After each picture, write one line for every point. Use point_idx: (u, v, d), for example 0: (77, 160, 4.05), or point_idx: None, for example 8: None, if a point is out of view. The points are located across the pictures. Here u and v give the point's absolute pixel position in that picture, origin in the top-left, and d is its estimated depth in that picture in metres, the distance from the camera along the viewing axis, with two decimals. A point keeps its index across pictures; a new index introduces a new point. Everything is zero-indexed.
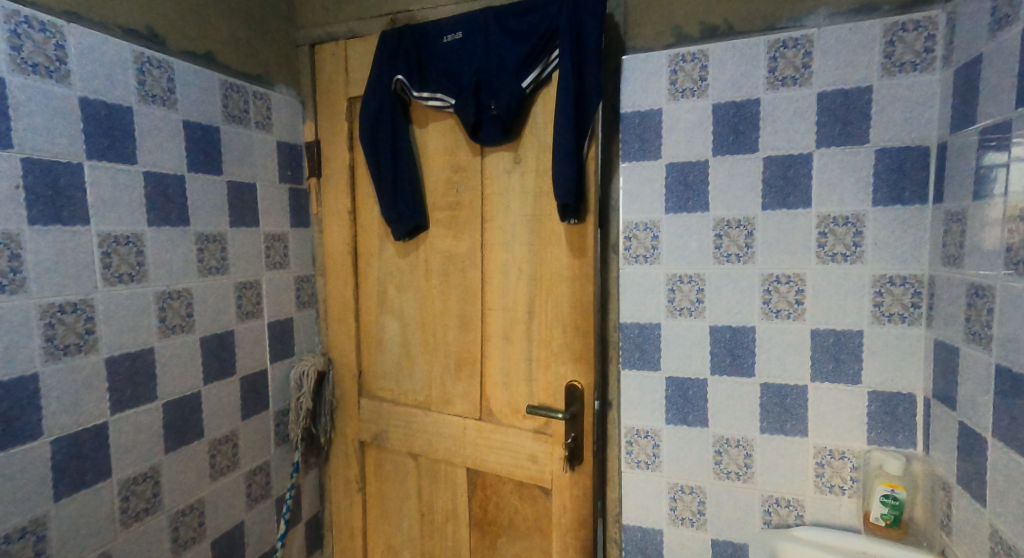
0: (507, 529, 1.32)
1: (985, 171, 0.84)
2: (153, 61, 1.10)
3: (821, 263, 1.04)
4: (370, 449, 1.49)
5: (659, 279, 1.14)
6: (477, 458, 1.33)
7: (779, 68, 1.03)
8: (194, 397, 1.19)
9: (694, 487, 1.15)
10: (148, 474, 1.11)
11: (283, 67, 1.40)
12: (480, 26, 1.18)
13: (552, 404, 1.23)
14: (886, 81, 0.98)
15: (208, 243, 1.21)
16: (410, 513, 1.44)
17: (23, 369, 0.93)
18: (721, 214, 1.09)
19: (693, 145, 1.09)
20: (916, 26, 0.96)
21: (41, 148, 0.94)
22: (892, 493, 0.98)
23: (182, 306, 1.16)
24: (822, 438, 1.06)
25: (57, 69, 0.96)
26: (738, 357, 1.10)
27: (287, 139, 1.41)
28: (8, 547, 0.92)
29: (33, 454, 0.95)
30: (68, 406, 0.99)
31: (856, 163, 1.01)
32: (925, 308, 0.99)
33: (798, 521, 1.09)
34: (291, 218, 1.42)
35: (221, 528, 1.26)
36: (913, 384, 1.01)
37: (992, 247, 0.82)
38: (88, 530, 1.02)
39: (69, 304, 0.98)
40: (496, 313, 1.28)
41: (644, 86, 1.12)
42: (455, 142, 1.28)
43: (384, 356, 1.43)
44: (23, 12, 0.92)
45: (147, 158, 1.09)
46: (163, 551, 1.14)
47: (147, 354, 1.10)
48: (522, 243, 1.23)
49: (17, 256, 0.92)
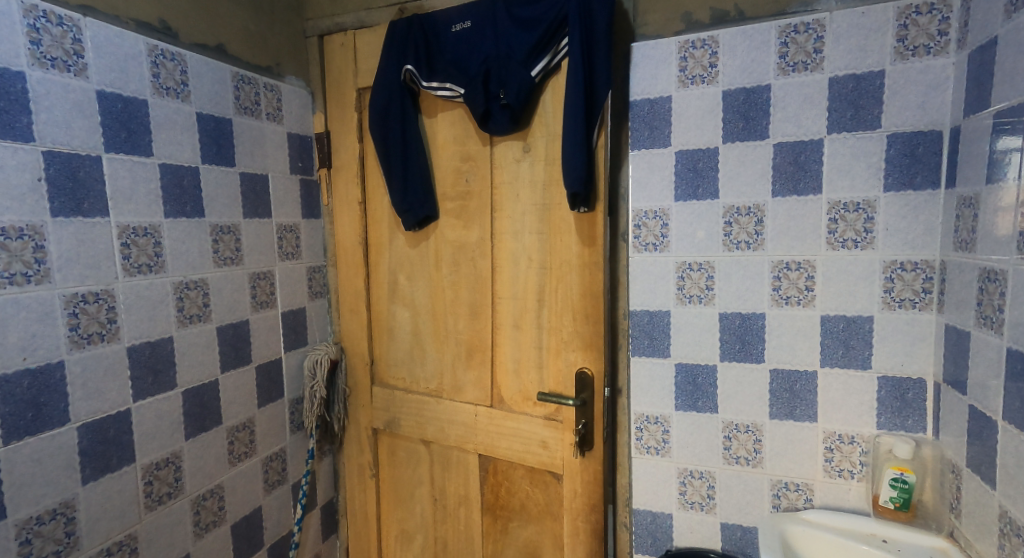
0: (519, 513, 1.34)
1: (999, 155, 0.84)
2: (167, 54, 1.11)
3: (832, 249, 1.04)
4: (383, 437, 1.51)
5: (669, 267, 1.14)
6: (490, 445, 1.35)
7: (790, 53, 1.03)
8: (212, 385, 1.22)
9: (702, 472, 1.16)
10: (169, 460, 1.14)
11: (292, 58, 1.41)
12: (489, 14, 1.18)
13: (562, 391, 1.25)
14: (898, 65, 0.97)
15: (223, 234, 1.23)
16: (423, 498, 1.47)
17: (49, 357, 0.96)
18: (731, 202, 1.09)
19: (703, 131, 1.09)
20: (930, 10, 0.95)
21: (61, 141, 0.96)
22: (901, 477, 0.99)
23: (199, 296, 1.19)
24: (831, 423, 1.07)
25: (74, 63, 0.98)
26: (748, 343, 1.11)
27: (297, 131, 1.42)
28: (41, 528, 0.96)
29: (60, 440, 0.97)
30: (92, 394, 1.01)
31: (866, 149, 1.01)
32: (936, 294, 0.99)
33: (807, 505, 1.10)
34: (302, 210, 1.44)
35: (240, 512, 1.29)
36: (923, 369, 1.01)
37: (1005, 232, 0.82)
38: (113, 513, 1.05)
39: (91, 294, 1.01)
40: (507, 301, 1.29)
41: (654, 74, 1.12)
42: (464, 131, 1.28)
43: (396, 345, 1.45)
44: (41, 7, 0.94)
45: (162, 151, 1.11)
46: (186, 534, 1.17)
47: (167, 343, 1.13)
48: (532, 232, 1.24)
49: (41, 248, 0.94)
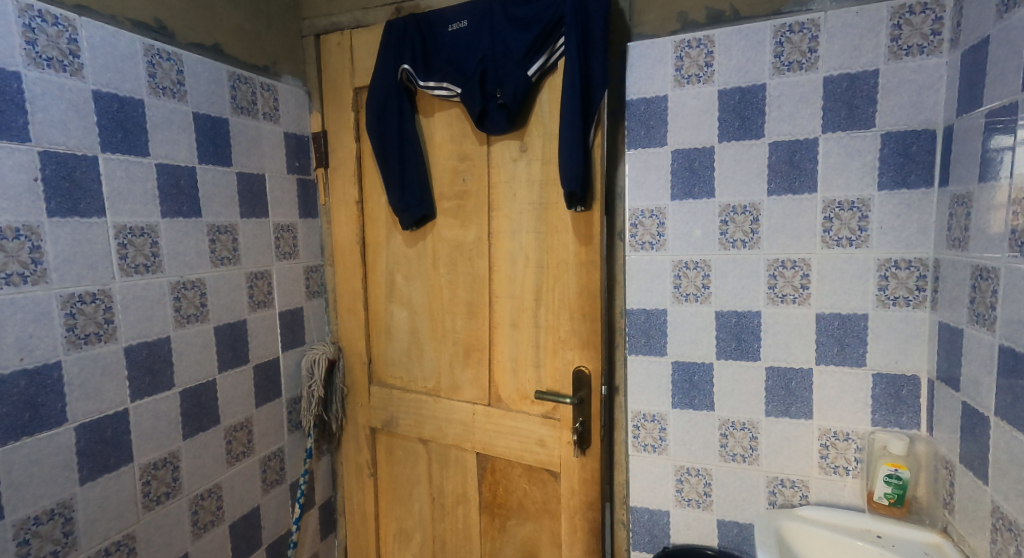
0: (517, 511, 1.35)
1: (992, 153, 0.84)
2: (163, 54, 1.11)
3: (826, 247, 1.05)
4: (381, 436, 1.51)
5: (665, 265, 1.15)
6: (487, 443, 1.35)
7: (785, 53, 1.04)
8: (209, 385, 1.22)
9: (699, 470, 1.17)
10: (167, 459, 1.14)
11: (288, 58, 1.41)
12: (485, 14, 1.18)
13: (560, 390, 1.25)
14: (892, 65, 0.98)
15: (220, 234, 1.23)
16: (421, 497, 1.47)
17: (46, 357, 0.96)
18: (726, 200, 1.10)
19: (699, 131, 1.10)
20: (924, 9, 0.96)
21: (57, 141, 0.96)
22: (896, 473, 1.00)
23: (196, 296, 1.19)
24: (826, 421, 1.08)
25: (70, 63, 0.97)
26: (744, 342, 1.11)
27: (294, 130, 1.42)
28: (38, 528, 0.96)
29: (57, 440, 0.97)
30: (90, 394, 1.01)
31: (862, 148, 1.01)
32: (930, 292, 1.00)
33: (803, 501, 1.10)
34: (299, 209, 1.44)
35: (238, 511, 1.30)
36: (917, 366, 1.02)
37: (997, 230, 0.83)
38: (111, 514, 1.05)
39: (88, 294, 1.01)
40: (504, 300, 1.29)
41: (650, 74, 1.12)
42: (461, 131, 1.29)
43: (393, 345, 1.46)
44: (37, 6, 0.93)
45: (159, 151, 1.11)
46: (185, 534, 1.18)
47: (164, 344, 1.13)
48: (529, 231, 1.25)
49: (38, 247, 0.94)
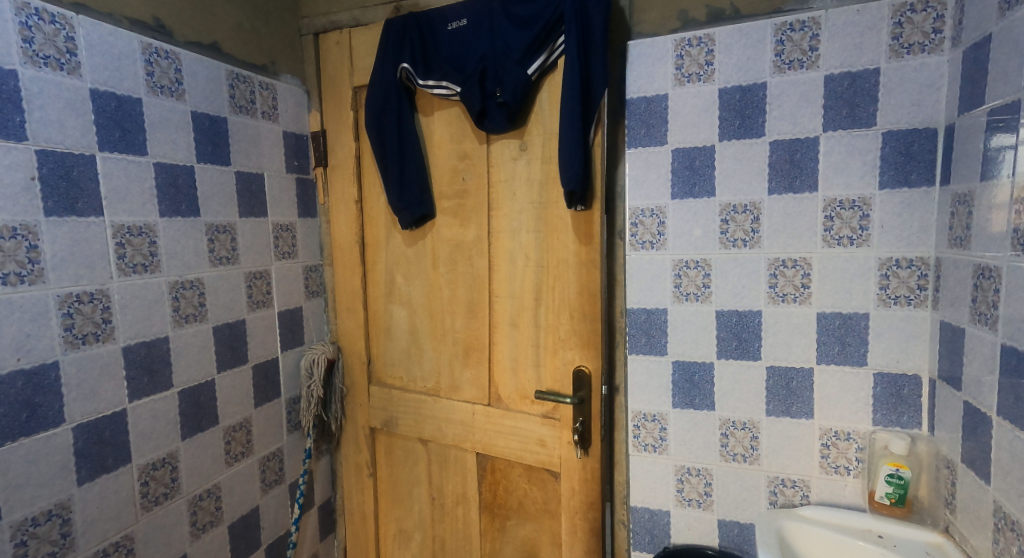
0: (517, 511, 1.34)
1: (994, 152, 0.84)
2: (161, 52, 1.10)
3: (828, 246, 1.04)
4: (380, 435, 1.51)
5: (666, 264, 1.15)
6: (487, 443, 1.35)
7: (785, 51, 1.03)
8: (208, 385, 1.22)
9: (699, 470, 1.16)
10: (166, 460, 1.14)
11: (287, 56, 1.40)
12: (485, 12, 1.18)
13: (560, 390, 1.25)
14: (893, 63, 0.98)
15: (219, 233, 1.23)
16: (421, 497, 1.47)
17: (43, 357, 0.95)
18: (727, 199, 1.09)
19: (699, 130, 1.10)
20: (925, 7, 0.96)
21: (54, 140, 0.96)
22: (897, 473, 1.00)
23: (194, 296, 1.18)
24: (826, 420, 1.07)
25: (67, 62, 0.97)
26: (744, 341, 1.11)
27: (293, 129, 1.42)
28: (36, 529, 0.95)
29: (55, 440, 0.97)
30: (88, 394, 1.01)
31: (863, 147, 1.01)
32: (931, 291, 0.99)
33: (804, 501, 1.10)
34: (299, 209, 1.44)
35: (237, 511, 1.29)
36: (918, 365, 1.02)
37: (999, 229, 0.83)
38: (109, 514, 1.04)
39: (86, 294, 1.00)
40: (504, 300, 1.29)
41: (650, 72, 1.12)
42: (461, 130, 1.28)
43: (392, 344, 1.45)
44: (34, 4, 0.93)
45: (157, 150, 1.10)
46: (183, 535, 1.17)
47: (162, 344, 1.12)
48: (529, 230, 1.24)
49: (35, 247, 0.93)
